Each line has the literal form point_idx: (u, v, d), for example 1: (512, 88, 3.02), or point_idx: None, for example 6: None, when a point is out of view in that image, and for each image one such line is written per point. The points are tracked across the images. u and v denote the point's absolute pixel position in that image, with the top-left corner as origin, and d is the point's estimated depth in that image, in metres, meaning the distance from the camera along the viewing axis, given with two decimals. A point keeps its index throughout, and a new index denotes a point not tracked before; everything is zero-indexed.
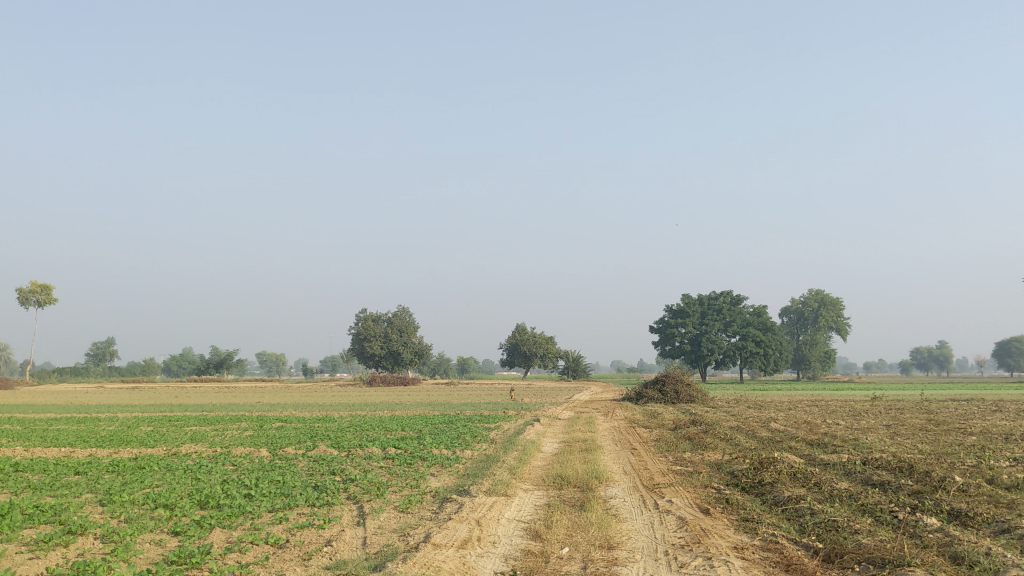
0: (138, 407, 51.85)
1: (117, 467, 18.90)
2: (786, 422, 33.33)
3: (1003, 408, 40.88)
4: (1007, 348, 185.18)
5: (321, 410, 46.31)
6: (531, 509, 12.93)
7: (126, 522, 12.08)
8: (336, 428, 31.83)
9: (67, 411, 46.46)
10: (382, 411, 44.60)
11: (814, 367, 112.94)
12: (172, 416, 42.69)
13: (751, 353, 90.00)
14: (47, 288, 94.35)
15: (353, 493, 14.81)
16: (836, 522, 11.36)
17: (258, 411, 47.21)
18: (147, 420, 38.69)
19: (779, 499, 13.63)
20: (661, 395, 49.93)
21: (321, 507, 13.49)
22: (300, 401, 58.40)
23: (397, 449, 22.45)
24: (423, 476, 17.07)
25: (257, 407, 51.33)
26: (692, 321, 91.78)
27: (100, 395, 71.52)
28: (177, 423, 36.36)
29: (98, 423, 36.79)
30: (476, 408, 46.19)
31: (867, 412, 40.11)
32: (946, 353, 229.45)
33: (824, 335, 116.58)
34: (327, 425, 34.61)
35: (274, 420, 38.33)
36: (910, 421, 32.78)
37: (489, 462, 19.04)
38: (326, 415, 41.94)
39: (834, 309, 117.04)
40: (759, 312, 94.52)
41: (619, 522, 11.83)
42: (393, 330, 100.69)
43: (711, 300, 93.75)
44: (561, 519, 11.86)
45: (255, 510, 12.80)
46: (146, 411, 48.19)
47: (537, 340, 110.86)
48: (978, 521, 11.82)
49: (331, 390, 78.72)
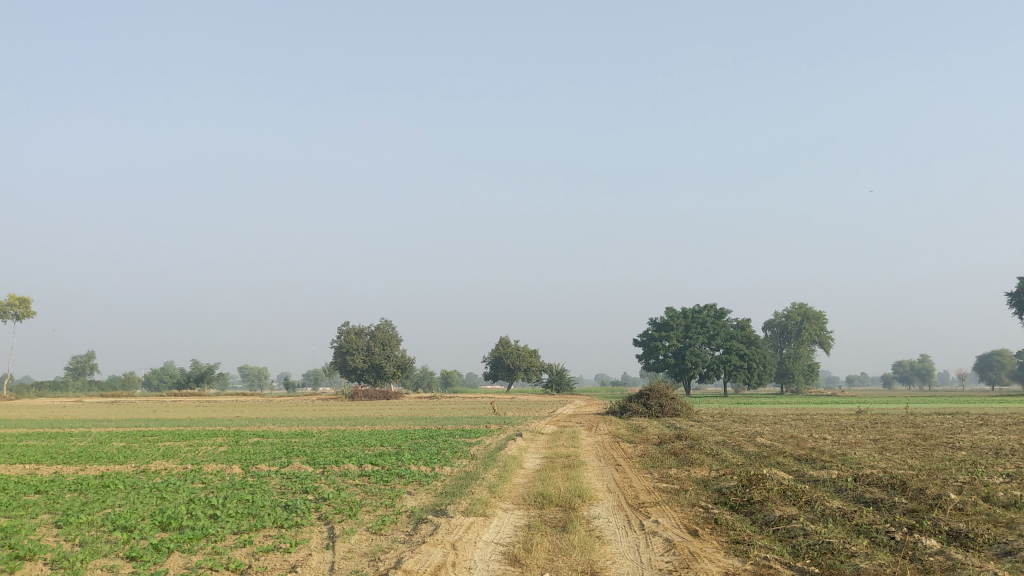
0: (112, 421, 50.96)
1: (79, 486, 18.03)
2: (773, 436, 32.60)
3: (992, 424, 40.47)
4: (989, 361, 185.17)
5: (298, 425, 45.31)
6: (510, 531, 12.26)
7: (79, 547, 11.33)
8: (314, 444, 30.98)
9: (36, 426, 45.27)
10: (362, 425, 43.71)
11: (797, 380, 113.87)
12: (145, 430, 41.68)
13: (735, 367, 89.99)
14: (25, 301, 92.96)
15: (324, 513, 14.11)
16: (831, 545, 10.77)
17: (234, 425, 46.03)
18: (121, 435, 37.73)
19: (769, 519, 13.04)
20: (646, 408, 49.25)
21: (290, 529, 12.78)
22: (277, 415, 57.17)
23: (374, 465, 21.63)
24: (399, 495, 16.37)
25: (236, 421, 50.28)
26: (675, 334, 90.89)
27: (77, 409, 70.44)
28: (149, 439, 35.26)
29: (71, 438, 35.82)
30: (459, 422, 45.60)
31: (853, 426, 39.60)
32: (928, 366, 229.72)
33: (807, 348, 116.22)
34: (304, 440, 33.78)
35: (250, 435, 37.37)
36: (899, 436, 32.11)
37: (467, 480, 18.26)
38: (303, 429, 41.05)
39: (817, 323, 116.09)
40: (742, 325, 94.18)
41: (603, 545, 11.21)
42: (375, 344, 99.70)
43: (694, 314, 93.16)
44: (542, 542, 11.23)
45: (217, 533, 12.06)
46: (118, 425, 46.85)
47: (520, 353, 110.00)
48: (978, 543, 11.26)
49: (311, 404, 77.57)
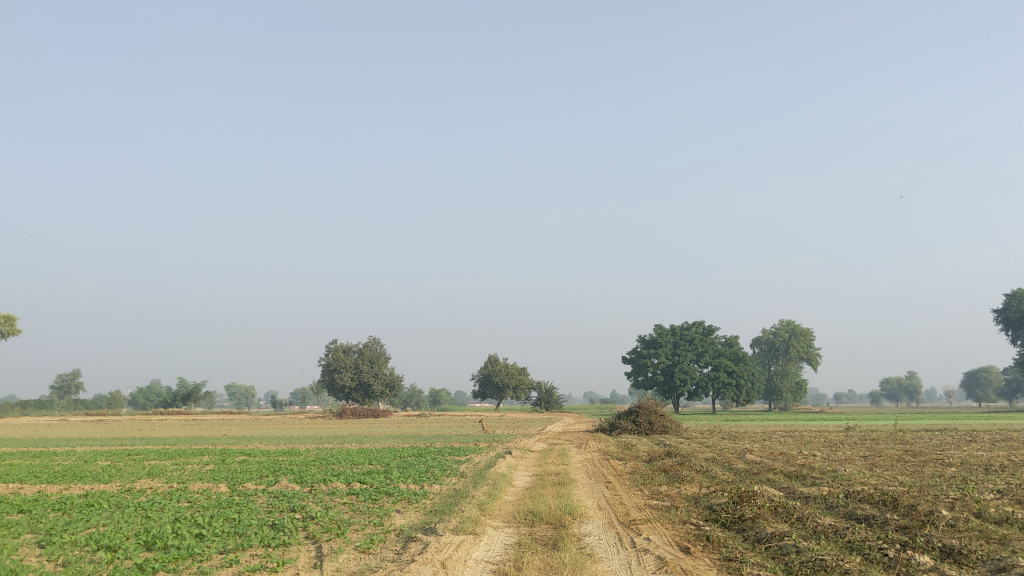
0: (98, 440, 50.54)
1: (64, 505, 17.78)
2: (762, 453, 32.44)
3: (981, 440, 40.49)
4: (976, 378, 185.85)
5: (285, 444, 44.98)
6: (501, 549, 12.13)
7: (61, 567, 11.15)
8: (301, 462, 30.67)
9: (22, 446, 44.84)
10: (350, 444, 43.45)
11: (786, 398, 114.36)
12: (130, 449, 41.24)
13: (723, 384, 90.06)
14: (10, 319, 92.29)
15: (312, 532, 13.94)
16: (824, 562, 10.66)
17: (220, 445, 45.63)
18: (106, 454, 37.35)
19: (762, 536, 12.94)
20: (635, 425, 49.19)
21: (276, 548, 12.61)
22: (264, 434, 56.71)
23: (362, 483, 21.42)
24: (388, 513, 16.23)
25: (222, 441, 49.87)
26: (664, 352, 90.63)
27: (64, 429, 69.90)
28: (134, 457, 34.91)
29: (55, 457, 35.56)
30: (448, 440, 45.36)
31: (843, 442, 39.40)
32: (915, 385, 230.24)
33: (794, 365, 116.42)
34: (291, 458, 33.50)
35: (237, 454, 37.04)
36: (888, 453, 32.05)
37: (457, 498, 18.05)
38: (289, 448, 40.73)
39: (805, 339, 116.11)
40: (730, 342, 94.19)
41: (594, 563, 11.09)
42: (364, 362, 99.24)
43: (683, 331, 93.27)
44: (533, 560, 11.09)
45: (203, 552, 11.90)
46: (104, 444, 46.42)
47: (509, 371, 109.70)
48: (972, 559, 11.18)
49: (298, 422, 77.15)
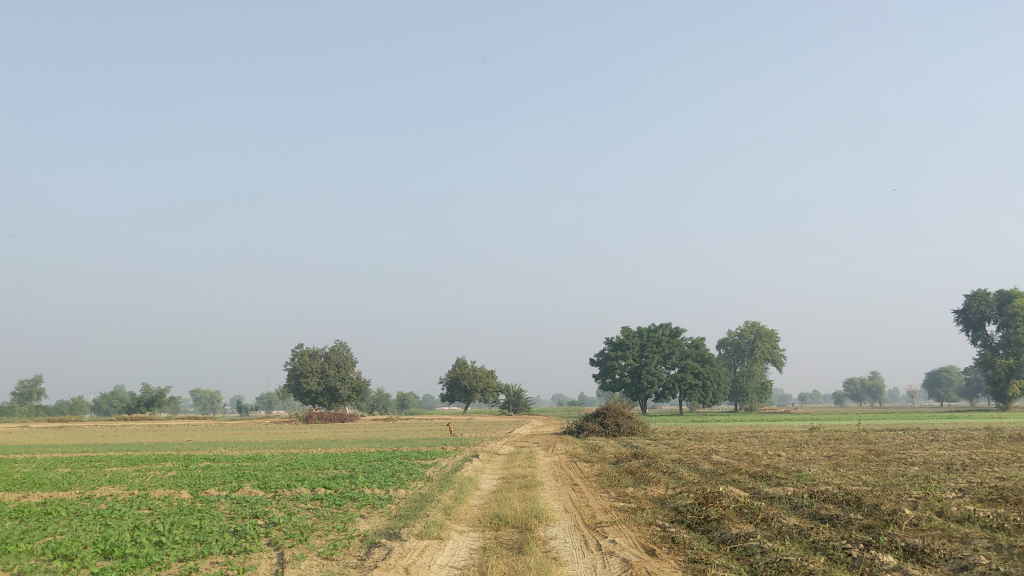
0: (59, 447, 49.72)
1: (20, 514, 17.41)
2: (728, 454, 32.51)
3: (944, 439, 40.97)
4: (937, 378, 188.19)
5: (251, 449, 44.44)
6: (466, 553, 12.04)
7: None
8: (266, 468, 30.31)
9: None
10: (317, 449, 43.08)
11: (751, 399, 115.53)
12: (92, 456, 40.59)
13: (690, 385, 90.53)
14: None
15: (274, 539, 13.77)
16: (789, 563, 10.68)
17: (184, 450, 44.99)
18: (67, 461, 36.73)
19: (727, 537, 12.96)
20: (603, 428, 49.22)
21: (237, 555, 12.41)
22: (228, 439, 56.03)
23: (326, 490, 21.20)
24: (352, 518, 16.05)
25: (188, 446, 49.21)
26: (631, 354, 90.83)
27: (23, 435, 68.60)
28: (95, 464, 34.32)
29: (15, 464, 34.88)
30: (415, 443, 45.14)
31: (808, 442, 39.64)
32: (877, 385, 232.68)
33: (760, 366, 117.39)
34: (256, 464, 33.12)
35: (200, 459, 36.56)
36: (852, 453, 32.31)
37: (422, 503, 17.92)
38: (255, 454, 40.24)
39: (769, 341, 116.85)
40: (696, 344, 94.79)
41: (558, 566, 11.03)
42: (330, 366, 98.60)
43: (650, 333, 93.53)
44: (498, 564, 11.00)
45: (162, 561, 11.69)
46: (65, 451, 45.59)
47: (477, 374, 109.49)
48: (935, 558, 11.24)
49: (263, 427, 76.39)
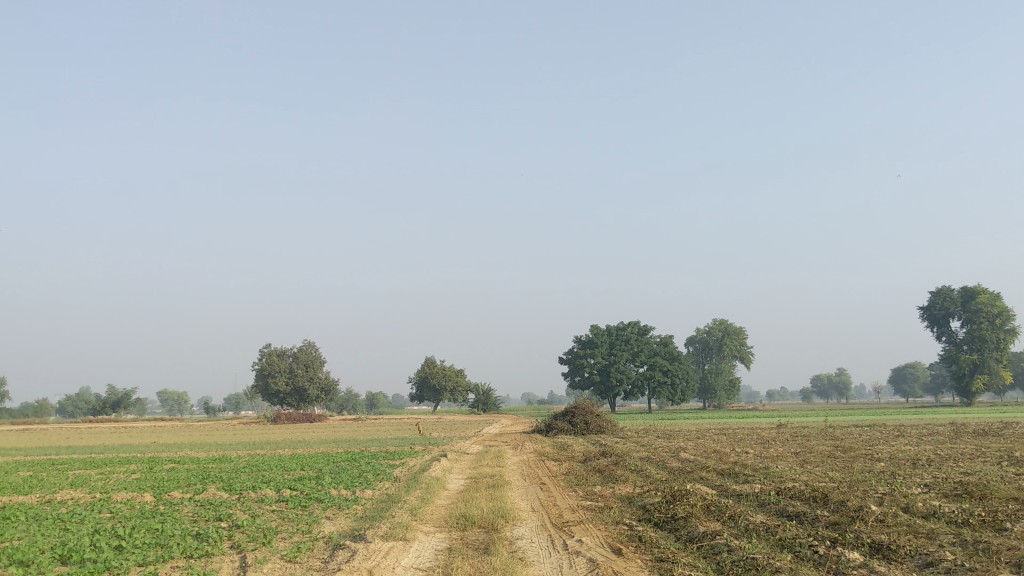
0: (22, 450, 48.93)
1: None
2: (696, 451, 32.61)
3: (909, 434, 41.37)
4: (903, 375, 190.03)
5: (216, 450, 43.98)
6: (431, 555, 11.90)
7: None
8: (232, 469, 29.99)
9: None
10: (284, 450, 42.72)
11: (719, 396, 116.01)
12: (55, 459, 39.97)
13: (658, 383, 91.02)
14: None
15: (237, 542, 13.57)
16: (755, 561, 10.64)
17: (149, 452, 44.48)
18: (29, 464, 36.16)
19: (694, 535, 12.92)
20: (572, 426, 49.24)
21: (199, 559, 12.23)
22: (195, 441, 55.43)
23: (292, 490, 21.02)
24: (317, 520, 15.89)
25: (152, 448, 48.69)
26: (600, 352, 90.79)
27: None
28: (58, 467, 33.77)
29: None
30: (384, 444, 44.93)
31: (777, 439, 39.81)
32: (844, 381, 234.95)
33: (728, 363, 117.96)
34: (222, 465, 32.75)
35: (165, 461, 36.07)
36: (818, 449, 32.44)
37: (389, 504, 17.78)
38: (221, 455, 39.87)
39: (738, 338, 117.57)
40: (665, 342, 95.09)
41: (524, 567, 10.94)
42: (299, 365, 97.91)
43: (619, 331, 93.66)
44: (462, 566, 10.89)
45: (122, 565, 11.46)
46: (27, 454, 44.85)
47: (446, 373, 109.20)
48: (901, 554, 11.26)
49: (230, 428, 75.66)
